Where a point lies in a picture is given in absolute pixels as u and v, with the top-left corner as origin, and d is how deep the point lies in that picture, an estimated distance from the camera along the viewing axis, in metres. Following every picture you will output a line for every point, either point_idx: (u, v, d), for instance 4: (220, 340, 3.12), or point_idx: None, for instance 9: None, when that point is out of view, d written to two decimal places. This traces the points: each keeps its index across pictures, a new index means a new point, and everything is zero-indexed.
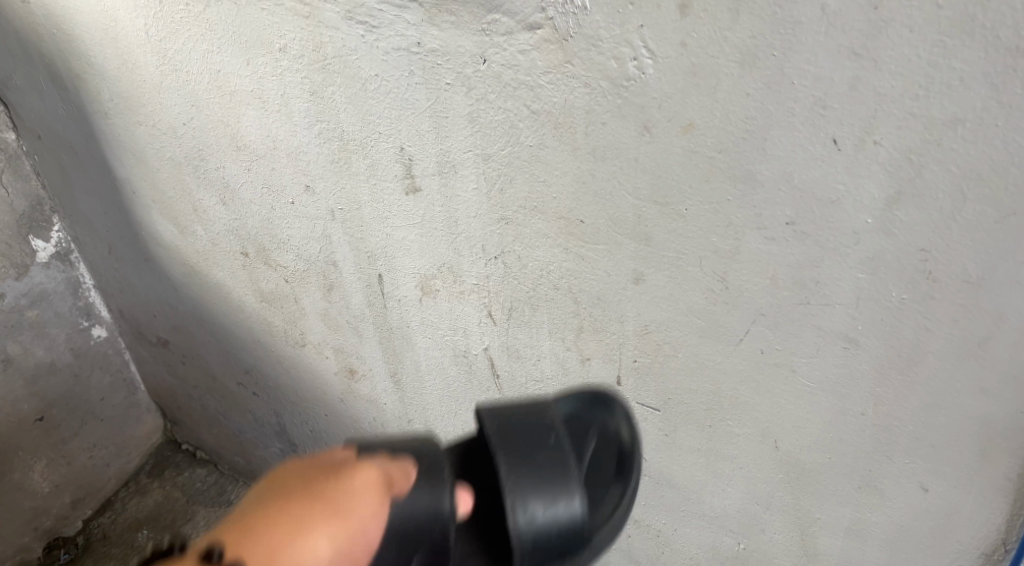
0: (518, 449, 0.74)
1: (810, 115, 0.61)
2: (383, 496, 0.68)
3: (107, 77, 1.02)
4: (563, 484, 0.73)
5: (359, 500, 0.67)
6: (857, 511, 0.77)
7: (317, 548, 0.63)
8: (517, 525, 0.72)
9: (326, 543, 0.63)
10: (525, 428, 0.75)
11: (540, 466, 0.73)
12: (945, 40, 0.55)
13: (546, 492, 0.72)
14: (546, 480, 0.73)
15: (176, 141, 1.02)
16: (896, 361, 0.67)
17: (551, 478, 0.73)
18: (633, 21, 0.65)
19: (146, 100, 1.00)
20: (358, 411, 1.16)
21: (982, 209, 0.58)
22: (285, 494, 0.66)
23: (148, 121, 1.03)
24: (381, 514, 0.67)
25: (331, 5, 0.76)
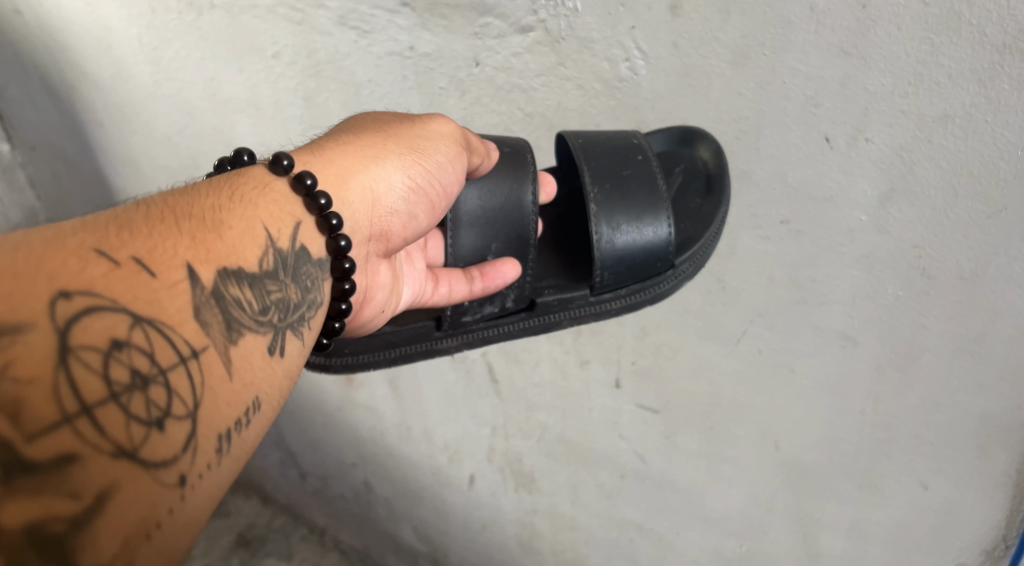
0: (608, 181, 0.68)
1: (802, 114, 0.62)
2: (461, 147, 0.65)
3: (83, 86, 0.97)
4: (649, 200, 0.69)
5: (430, 149, 0.62)
6: (859, 511, 0.75)
7: (389, 174, 0.59)
8: (597, 245, 0.68)
9: (396, 169, 0.60)
10: (617, 153, 0.68)
11: (624, 191, 0.68)
12: (931, 37, 0.56)
13: (635, 217, 0.68)
14: (623, 145, 0.69)
15: (162, 152, 0.98)
16: (894, 358, 0.67)
17: (638, 195, 0.69)
18: (625, 23, 0.66)
19: (129, 113, 0.97)
20: (356, 420, 1.11)
21: (974, 204, 0.59)
22: (362, 123, 0.63)
23: (128, 133, 0.99)
24: (459, 157, 0.64)
25: (324, 11, 0.76)
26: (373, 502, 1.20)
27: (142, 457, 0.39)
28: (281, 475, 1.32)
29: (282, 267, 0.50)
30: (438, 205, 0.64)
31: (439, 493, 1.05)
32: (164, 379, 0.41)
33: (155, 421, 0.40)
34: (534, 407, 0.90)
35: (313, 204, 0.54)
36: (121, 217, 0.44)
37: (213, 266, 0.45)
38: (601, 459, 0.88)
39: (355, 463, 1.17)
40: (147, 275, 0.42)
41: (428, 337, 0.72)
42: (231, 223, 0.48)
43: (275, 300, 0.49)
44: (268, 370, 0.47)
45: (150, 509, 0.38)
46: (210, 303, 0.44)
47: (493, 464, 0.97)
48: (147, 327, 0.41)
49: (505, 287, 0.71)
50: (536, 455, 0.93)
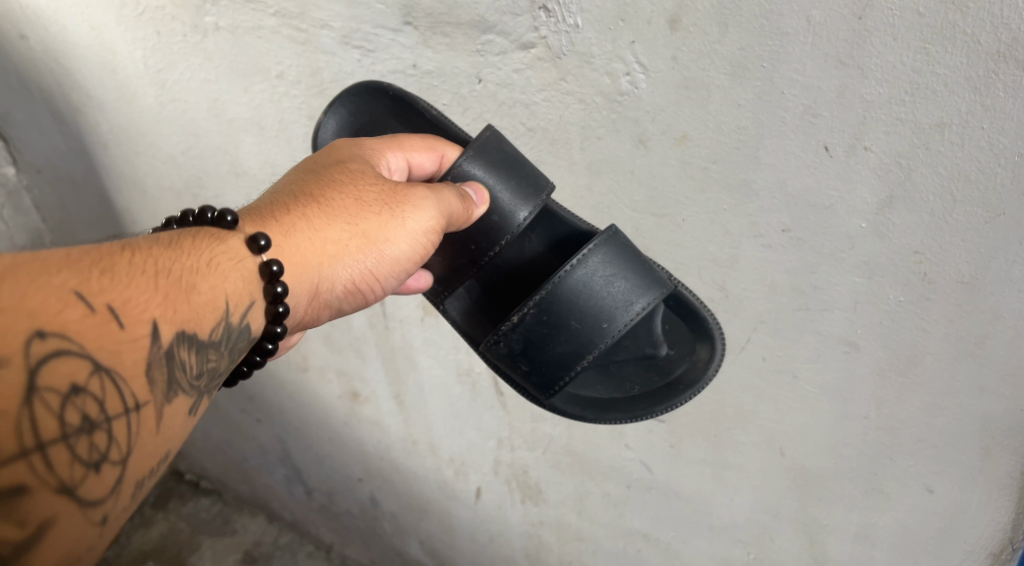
0: (532, 338, 0.75)
1: (800, 123, 0.63)
2: (431, 236, 0.70)
3: (83, 108, 0.98)
4: (573, 358, 0.75)
5: (386, 245, 0.68)
6: (863, 515, 0.77)
7: (336, 277, 0.67)
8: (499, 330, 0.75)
9: (346, 270, 0.67)
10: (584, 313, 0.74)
11: (551, 348, 0.75)
12: (927, 47, 0.57)
13: (545, 374, 0.76)
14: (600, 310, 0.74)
15: (165, 172, 0.99)
16: (895, 363, 0.68)
17: (547, 375, 0.76)
18: (625, 38, 0.66)
19: (129, 134, 0.98)
20: (360, 436, 1.11)
21: (972, 209, 0.60)
22: (346, 191, 0.67)
23: (130, 155, 1.00)
24: (419, 258, 0.70)
25: (327, 30, 0.77)
26: (379, 519, 1.21)
27: (78, 495, 0.47)
28: (287, 492, 1.33)
29: (226, 339, 0.57)
30: (380, 292, 0.71)
31: (448, 509, 1.09)
32: (108, 427, 0.48)
33: (93, 464, 0.47)
34: (539, 419, 0.90)
35: (269, 289, 0.60)
36: (105, 259, 0.51)
37: (173, 327, 0.52)
38: (607, 470, 0.89)
39: (361, 480, 1.17)
40: (115, 325, 0.49)
41: None
42: (200, 289, 0.55)
43: (210, 368, 0.56)
44: (187, 430, 0.54)
45: (72, 545, 0.47)
46: (159, 363, 0.51)
47: (500, 478, 0.99)
48: (105, 377, 0.48)
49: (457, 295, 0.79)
50: (542, 467, 0.94)
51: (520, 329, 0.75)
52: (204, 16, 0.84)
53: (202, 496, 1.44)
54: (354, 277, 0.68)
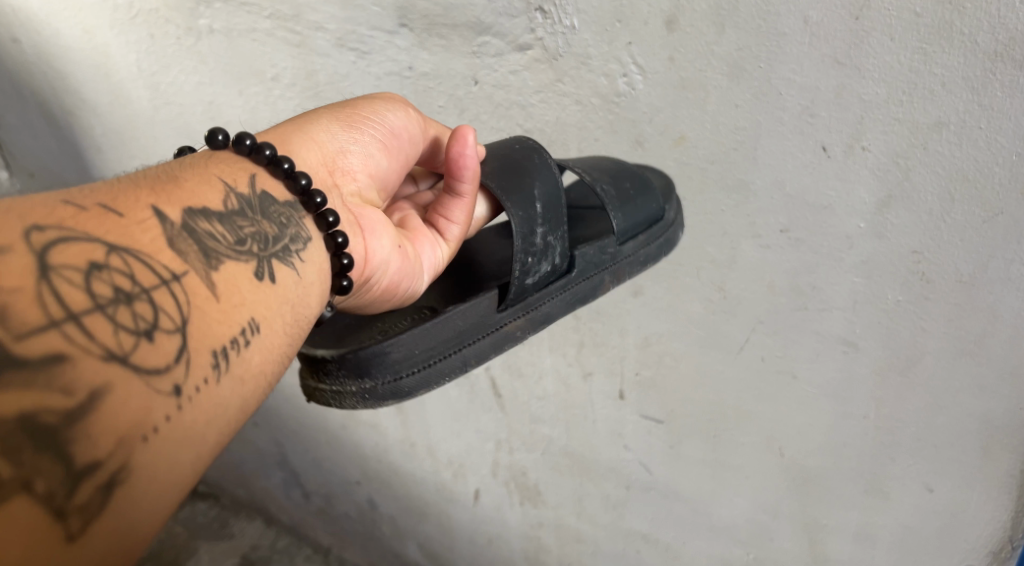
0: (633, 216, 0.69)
1: (798, 124, 0.63)
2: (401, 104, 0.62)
3: (77, 112, 0.97)
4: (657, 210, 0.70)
5: (359, 104, 0.60)
6: (864, 515, 0.76)
7: (326, 124, 0.58)
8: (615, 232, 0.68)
9: (333, 122, 0.58)
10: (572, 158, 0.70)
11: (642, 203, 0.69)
12: (924, 47, 0.57)
13: (659, 236, 0.70)
14: (613, 167, 0.69)
15: None
16: (894, 363, 0.68)
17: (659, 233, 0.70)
18: (622, 40, 0.66)
19: (122, 137, 0.97)
20: (358, 439, 1.11)
21: (970, 209, 0.60)
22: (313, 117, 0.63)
23: (123, 158, 0.99)
24: (406, 109, 0.62)
25: (322, 33, 0.77)
26: (378, 522, 1.20)
27: (131, 362, 0.38)
28: (285, 495, 1.32)
29: (249, 208, 0.50)
30: (398, 147, 0.61)
31: (447, 511, 1.08)
32: (147, 296, 0.40)
33: (143, 332, 0.39)
34: (537, 421, 0.90)
35: (279, 171, 0.52)
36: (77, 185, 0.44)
37: (178, 208, 0.45)
38: (607, 471, 0.89)
39: (359, 483, 1.17)
40: (114, 215, 0.42)
41: (487, 318, 0.63)
42: (186, 178, 0.48)
43: (250, 234, 0.48)
44: (256, 298, 0.46)
45: (143, 414, 0.38)
46: (182, 236, 0.44)
47: (498, 480, 0.99)
48: (123, 253, 0.41)
49: (554, 238, 0.64)
50: (541, 469, 0.94)
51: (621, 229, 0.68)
52: (198, 19, 0.83)
53: (199, 500, 1.43)
54: (351, 129, 0.58)
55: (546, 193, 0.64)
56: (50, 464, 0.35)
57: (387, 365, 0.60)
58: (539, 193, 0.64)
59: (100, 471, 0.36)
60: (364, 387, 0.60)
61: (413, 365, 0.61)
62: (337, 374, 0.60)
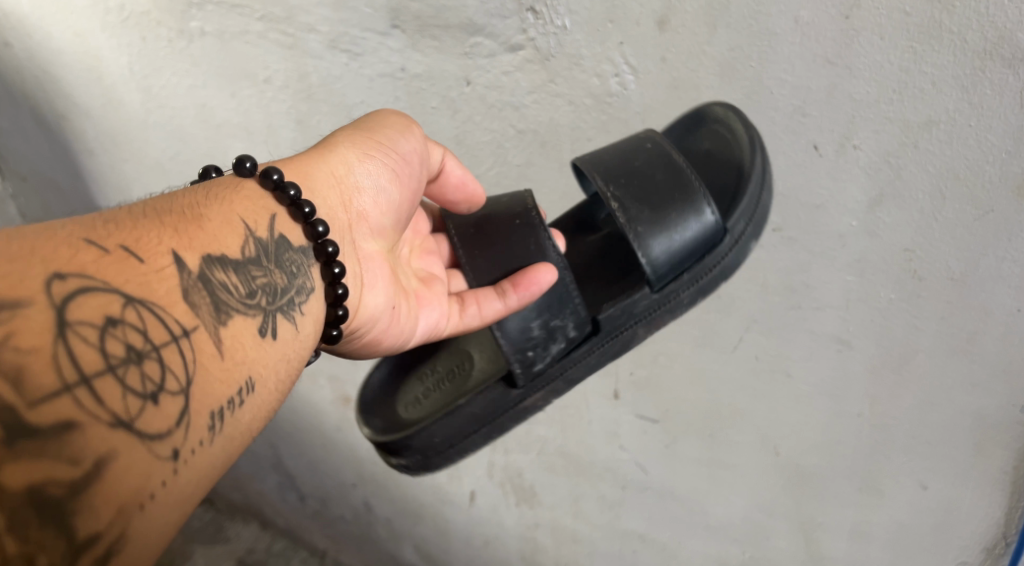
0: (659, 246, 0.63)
1: (790, 123, 0.64)
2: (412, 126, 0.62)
3: (65, 116, 0.96)
4: (715, 233, 0.64)
5: (375, 129, 0.60)
6: (859, 513, 0.76)
7: (344, 157, 0.58)
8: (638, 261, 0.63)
9: (350, 150, 0.58)
10: (624, 157, 0.65)
11: (689, 234, 0.64)
12: (914, 45, 0.57)
13: (705, 269, 0.65)
14: (667, 180, 0.65)
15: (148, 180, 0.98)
16: (888, 360, 0.68)
17: (705, 265, 0.65)
18: (614, 40, 0.67)
19: (111, 141, 0.96)
20: (356, 440, 1.11)
21: (961, 206, 0.60)
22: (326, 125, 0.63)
23: (111, 162, 0.98)
24: (415, 131, 0.62)
25: (314, 35, 0.77)
26: (372, 525, 1.19)
27: (136, 428, 0.39)
28: (281, 498, 1.32)
29: (265, 254, 0.50)
30: (409, 178, 0.61)
31: (443, 513, 1.08)
32: (157, 355, 0.41)
33: (150, 395, 0.40)
34: (533, 421, 0.90)
35: (298, 213, 0.53)
36: (103, 214, 0.45)
37: (197, 253, 0.46)
38: (602, 471, 0.88)
39: (355, 486, 1.17)
40: (135, 261, 0.43)
41: (504, 397, 0.70)
42: (209, 216, 0.48)
43: (261, 284, 0.49)
44: (260, 355, 0.47)
45: (144, 481, 0.38)
46: (197, 288, 0.44)
47: (492, 480, 0.95)
48: (139, 307, 0.41)
49: (560, 321, 0.67)
50: (535, 469, 0.92)
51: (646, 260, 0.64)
52: (190, 21, 0.84)
53: (194, 505, 1.43)
54: (367, 162, 0.58)
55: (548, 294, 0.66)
56: (52, 536, 0.35)
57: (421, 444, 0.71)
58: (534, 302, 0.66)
59: (98, 542, 0.36)
60: (402, 461, 0.73)
61: (442, 442, 0.71)
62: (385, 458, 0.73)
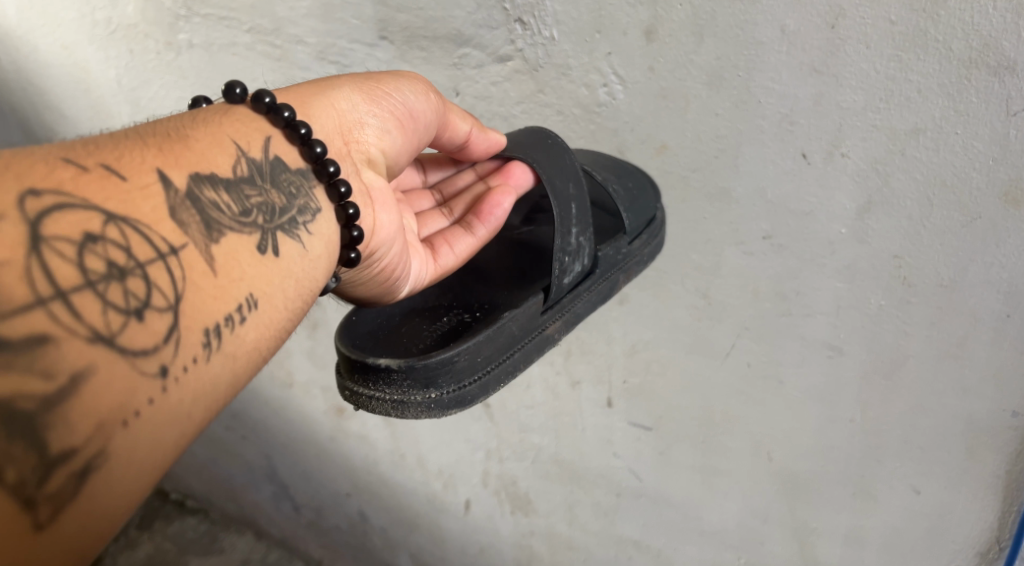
0: (630, 202, 0.68)
1: (778, 131, 0.63)
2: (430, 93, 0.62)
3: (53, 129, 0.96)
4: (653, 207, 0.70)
5: (390, 80, 0.60)
6: (852, 518, 0.77)
7: (347, 93, 0.58)
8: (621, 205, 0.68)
9: (355, 91, 0.58)
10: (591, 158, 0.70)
11: (641, 202, 0.69)
12: (900, 54, 0.57)
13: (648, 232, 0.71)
14: (613, 165, 0.69)
15: None
16: (879, 366, 0.68)
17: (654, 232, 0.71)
18: (601, 49, 0.66)
19: None
20: (348, 451, 1.10)
21: (949, 212, 0.60)
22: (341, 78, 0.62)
23: None
24: (429, 89, 0.61)
25: (302, 46, 0.77)
26: (369, 534, 1.20)
27: (118, 343, 0.39)
28: (275, 508, 1.31)
29: (259, 174, 0.50)
30: (416, 132, 0.61)
31: (438, 522, 1.08)
32: (141, 272, 0.41)
33: (134, 310, 0.40)
34: (526, 430, 0.91)
35: (293, 133, 0.53)
36: (87, 138, 0.45)
37: (183, 171, 0.46)
38: (597, 479, 0.89)
39: (349, 496, 1.16)
40: (116, 179, 0.43)
41: (534, 317, 0.65)
42: (197, 137, 0.49)
43: (256, 204, 0.49)
44: (258, 274, 0.47)
45: (126, 397, 0.39)
46: (184, 205, 0.45)
47: (488, 491, 0.99)
48: (121, 224, 0.41)
49: (584, 237, 0.66)
50: (531, 477, 0.94)
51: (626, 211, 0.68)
52: (178, 33, 0.83)
53: (189, 515, 1.43)
54: (381, 109, 0.59)
55: (577, 194, 0.65)
56: (23, 453, 0.36)
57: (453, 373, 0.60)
58: (575, 204, 0.65)
59: (78, 455, 0.37)
60: (430, 396, 0.60)
61: (479, 376, 0.62)
62: (460, 358, 0.60)
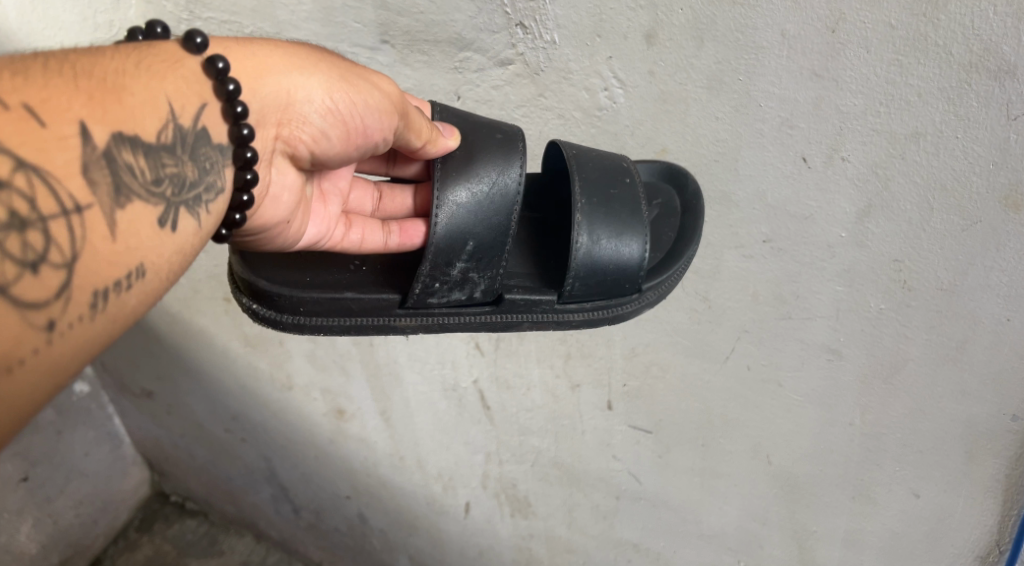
0: (592, 262, 0.67)
1: (778, 135, 0.63)
2: (397, 108, 0.62)
3: None
4: (630, 280, 0.69)
5: (364, 90, 0.60)
6: (852, 520, 0.77)
7: (309, 84, 0.59)
8: (575, 254, 0.67)
9: (322, 87, 0.59)
10: (605, 176, 0.68)
11: (609, 275, 0.68)
12: (900, 59, 0.57)
13: (605, 307, 0.69)
14: (624, 218, 0.68)
15: None
16: (879, 370, 0.68)
17: (610, 308, 0.69)
18: (602, 54, 0.67)
19: None
20: (347, 454, 1.10)
21: (949, 217, 0.60)
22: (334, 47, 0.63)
23: None
24: (395, 108, 0.62)
25: None
26: (369, 537, 1.21)
27: (11, 294, 0.43)
28: (274, 511, 1.32)
29: (181, 143, 0.52)
30: (358, 142, 0.63)
31: (437, 524, 1.09)
32: (42, 226, 0.44)
33: (29, 264, 0.43)
34: (526, 432, 0.91)
35: (229, 109, 0.55)
36: (18, 63, 0.46)
37: (107, 128, 0.47)
38: (596, 482, 0.90)
39: (348, 498, 1.17)
40: (36, 124, 0.44)
41: (384, 308, 0.68)
42: (132, 90, 0.50)
43: (170, 174, 0.51)
44: (158, 244, 0.50)
45: (12, 345, 0.43)
46: (98, 164, 0.47)
47: (488, 493, 0.99)
48: (31, 174, 0.44)
49: (477, 275, 0.67)
50: (530, 480, 0.95)
51: (575, 275, 0.67)
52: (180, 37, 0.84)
53: (189, 517, 1.44)
54: (331, 115, 0.60)
55: (481, 233, 0.66)
56: None
57: (282, 306, 0.67)
58: (473, 242, 0.66)
59: None
60: (253, 308, 0.68)
61: (280, 320, 0.68)
62: (279, 298, 0.66)
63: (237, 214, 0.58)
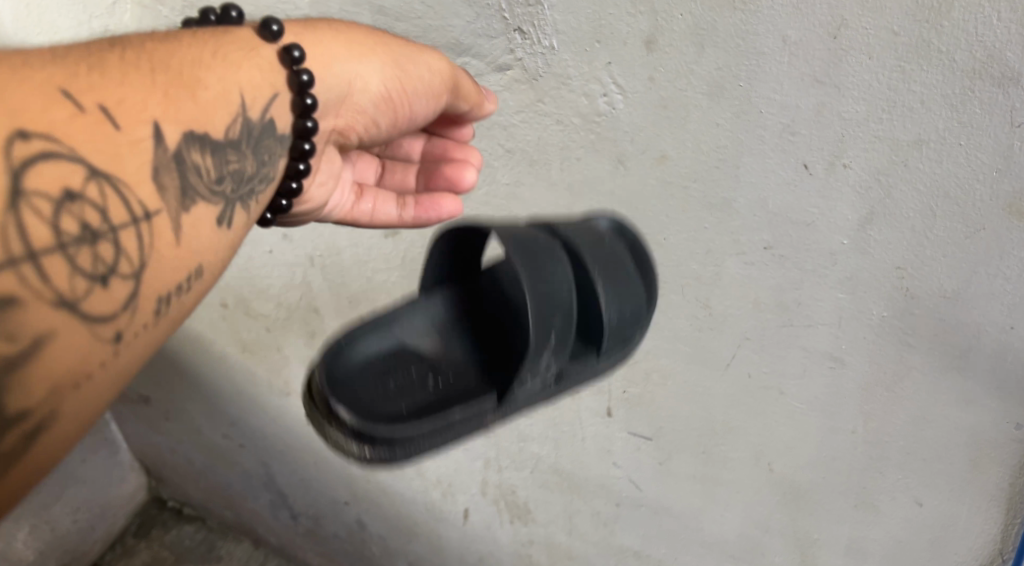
0: (625, 311, 0.68)
1: (780, 142, 0.63)
2: (448, 80, 0.66)
3: None
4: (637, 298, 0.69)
5: (418, 69, 0.64)
6: (855, 529, 0.77)
7: (368, 69, 0.63)
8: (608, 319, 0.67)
9: (380, 68, 0.63)
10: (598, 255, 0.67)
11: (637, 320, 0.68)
12: (903, 65, 0.57)
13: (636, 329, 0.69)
14: (621, 274, 0.68)
15: None
16: (881, 378, 0.68)
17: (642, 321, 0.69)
18: (601, 59, 0.66)
19: None
20: (347, 460, 1.09)
21: (952, 224, 0.60)
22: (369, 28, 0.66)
23: None
24: (448, 76, 0.66)
25: None
26: (367, 543, 1.20)
27: (80, 309, 0.45)
28: (273, 516, 1.31)
29: (246, 138, 0.56)
30: (405, 117, 0.68)
31: (435, 529, 1.08)
32: (113, 235, 0.47)
33: (99, 274, 0.46)
34: (526, 439, 0.90)
35: (298, 100, 0.59)
36: (93, 65, 0.50)
37: (176, 130, 0.51)
38: (596, 489, 0.89)
39: (348, 504, 1.16)
40: (112, 128, 0.48)
41: (485, 417, 0.64)
42: (204, 87, 0.54)
43: (232, 170, 0.55)
44: (215, 242, 0.54)
45: (84, 357, 0.45)
46: (168, 168, 0.51)
47: (487, 500, 0.99)
48: (103, 183, 0.47)
49: (558, 358, 0.65)
50: (530, 487, 0.94)
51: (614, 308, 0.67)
52: None
53: (186, 523, 1.43)
54: (380, 97, 0.65)
55: (561, 303, 0.64)
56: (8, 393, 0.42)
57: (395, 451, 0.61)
58: (557, 311, 0.64)
59: (34, 413, 0.43)
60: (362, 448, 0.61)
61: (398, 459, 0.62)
62: (398, 443, 0.61)
63: (292, 195, 0.63)
